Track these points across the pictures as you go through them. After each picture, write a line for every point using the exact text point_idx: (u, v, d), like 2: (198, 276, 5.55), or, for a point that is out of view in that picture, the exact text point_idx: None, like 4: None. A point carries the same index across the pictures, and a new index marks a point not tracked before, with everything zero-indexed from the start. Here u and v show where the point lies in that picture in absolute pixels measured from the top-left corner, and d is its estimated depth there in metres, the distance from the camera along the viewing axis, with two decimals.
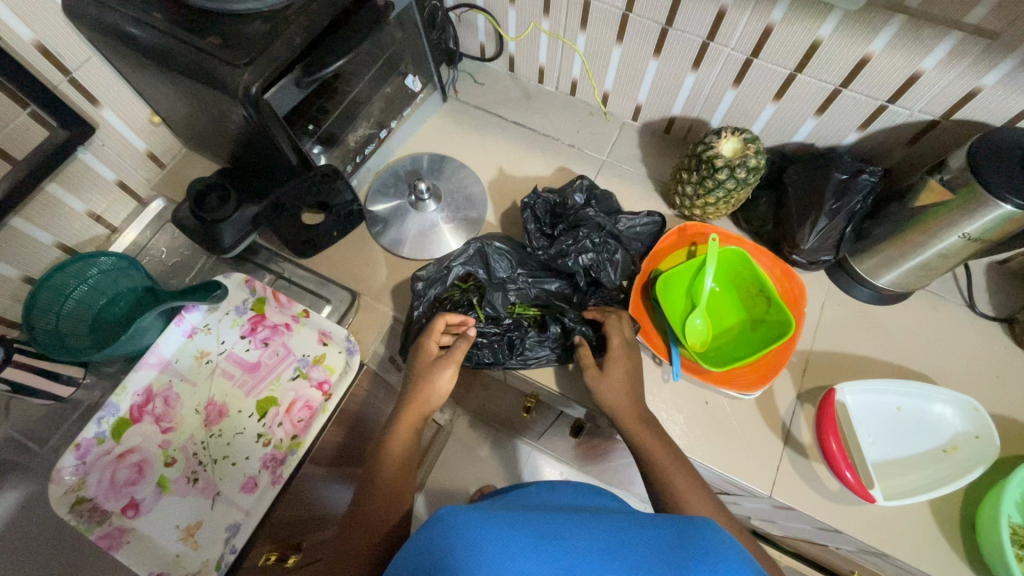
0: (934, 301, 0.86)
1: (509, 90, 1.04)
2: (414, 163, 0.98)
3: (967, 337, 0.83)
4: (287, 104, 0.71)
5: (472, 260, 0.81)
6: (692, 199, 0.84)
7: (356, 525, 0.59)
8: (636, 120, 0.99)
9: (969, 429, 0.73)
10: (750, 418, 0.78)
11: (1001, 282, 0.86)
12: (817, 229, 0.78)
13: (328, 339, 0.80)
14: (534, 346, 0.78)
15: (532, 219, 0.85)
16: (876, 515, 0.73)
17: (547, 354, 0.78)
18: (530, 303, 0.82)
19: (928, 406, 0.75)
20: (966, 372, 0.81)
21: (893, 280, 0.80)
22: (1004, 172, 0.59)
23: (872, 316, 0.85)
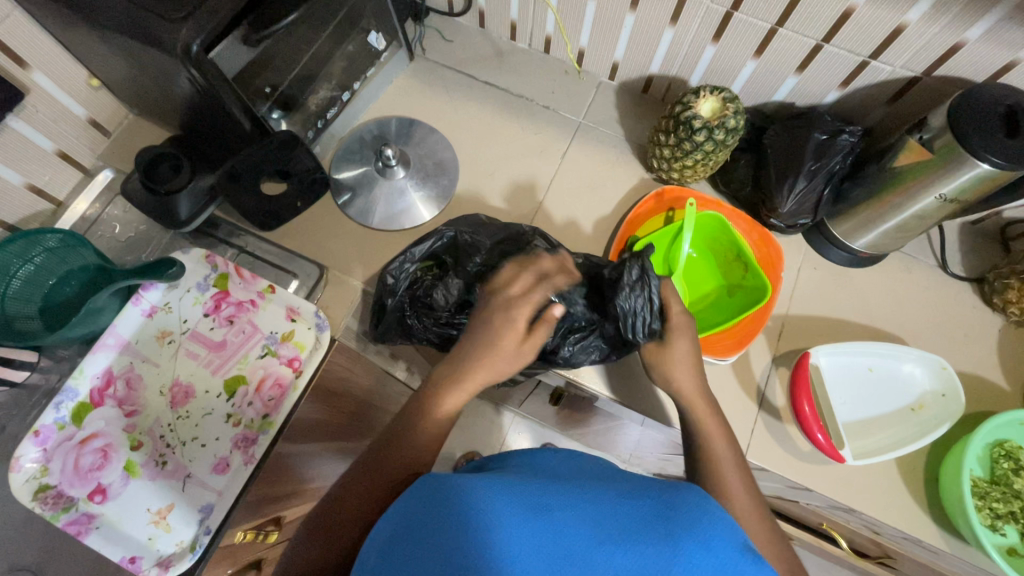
0: (908, 263, 0.86)
1: (480, 48, 0.98)
2: (380, 128, 0.93)
3: (938, 296, 0.84)
4: (236, 64, 0.66)
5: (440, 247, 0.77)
6: (669, 163, 0.81)
7: (356, 484, 0.52)
8: (613, 79, 0.95)
9: (937, 387, 0.74)
10: (726, 382, 0.79)
11: (973, 242, 0.86)
12: (795, 191, 0.77)
13: (296, 315, 0.77)
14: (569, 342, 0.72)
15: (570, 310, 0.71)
16: (844, 472, 0.75)
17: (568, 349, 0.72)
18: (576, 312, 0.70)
19: (898, 365, 0.76)
20: (936, 332, 0.82)
21: (869, 241, 0.79)
22: (983, 130, 0.58)
23: (847, 278, 0.85)
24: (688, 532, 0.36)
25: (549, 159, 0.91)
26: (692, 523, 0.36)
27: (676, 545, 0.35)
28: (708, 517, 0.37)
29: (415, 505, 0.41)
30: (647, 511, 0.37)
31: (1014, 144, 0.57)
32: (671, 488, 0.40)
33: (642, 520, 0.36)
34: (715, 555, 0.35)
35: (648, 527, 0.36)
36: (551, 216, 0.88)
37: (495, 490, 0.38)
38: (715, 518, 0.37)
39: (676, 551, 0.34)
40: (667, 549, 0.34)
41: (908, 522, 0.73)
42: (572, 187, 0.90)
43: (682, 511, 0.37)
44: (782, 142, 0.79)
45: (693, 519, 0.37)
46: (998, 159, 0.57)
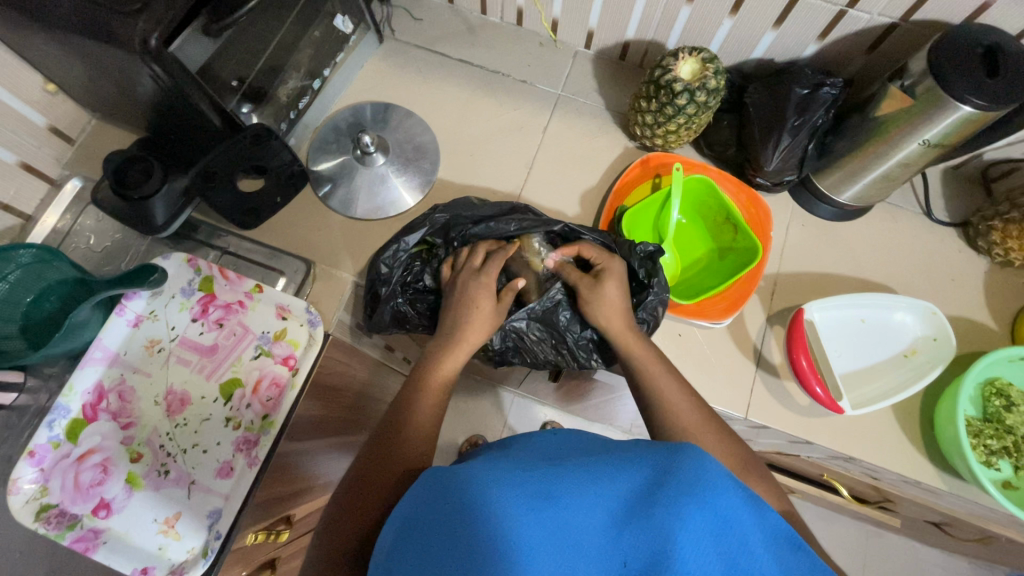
0: (893, 212, 0.87)
1: (450, 25, 0.96)
2: (355, 114, 0.91)
3: (924, 242, 0.85)
4: (198, 59, 0.64)
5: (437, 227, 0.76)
6: (652, 129, 0.81)
7: (363, 461, 0.53)
8: (589, 48, 0.93)
9: (928, 332, 0.75)
10: (722, 344, 0.79)
11: (955, 187, 0.87)
12: (780, 148, 0.76)
13: (287, 313, 0.76)
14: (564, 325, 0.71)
15: (539, 331, 0.71)
16: (843, 423, 0.76)
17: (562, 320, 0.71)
18: (539, 331, 0.71)
19: (889, 315, 0.77)
20: (924, 278, 0.83)
21: (854, 194, 0.80)
22: (964, 72, 0.58)
23: (834, 232, 0.85)
24: (687, 492, 0.35)
25: (530, 135, 0.90)
26: (694, 483, 0.36)
27: (679, 509, 0.34)
28: (705, 473, 0.37)
29: (413, 506, 0.41)
30: (646, 479, 0.37)
31: (997, 83, 0.57)
32: (664, 449, 0.39)
33: (644, 493, 0.36)
34: (716, 512, 0.35)
35: (649, 494, 0.35)
36: (538, 194, 0.87)
37: (498, 481, 0.38)
38: (715, 475, 0.37)
39: (680, 516, 0.34)
40: (671, 514, 0.34)
41: (906, 466, 0.75)
42: (556, 161, 0.88)
43: (682, 471, 0.37)
44: (762, 100, 0.78)
45: (692, 477, 0.36)
46: (980, 100, 0.57)
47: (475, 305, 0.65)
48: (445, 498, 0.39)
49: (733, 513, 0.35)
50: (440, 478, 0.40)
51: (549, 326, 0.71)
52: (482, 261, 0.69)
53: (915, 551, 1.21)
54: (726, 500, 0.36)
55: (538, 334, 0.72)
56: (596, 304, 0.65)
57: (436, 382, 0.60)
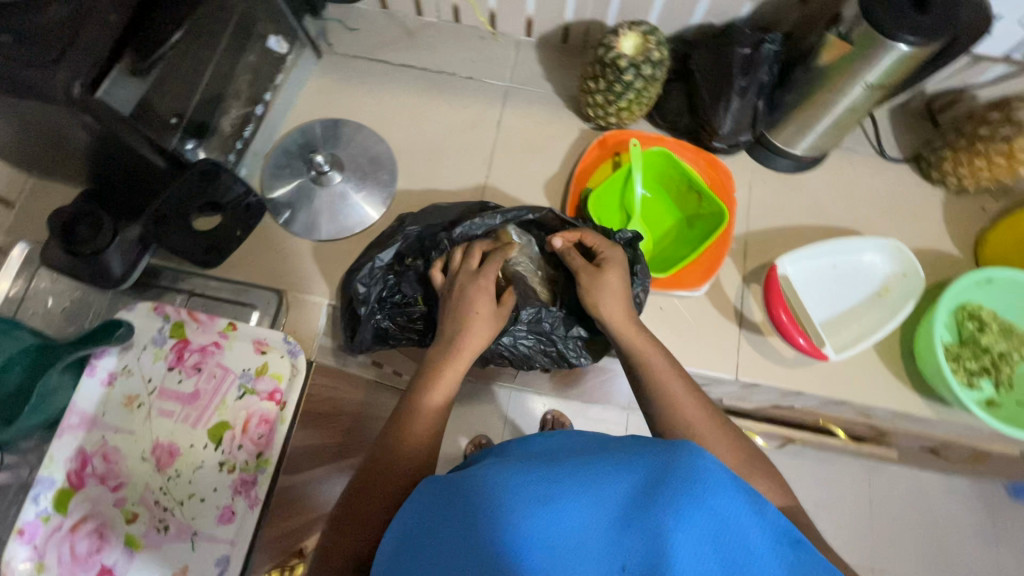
0: (849, 156, 0.88)
1: (387, 31, 0.94)
2: (305, 134, 0.88)
3: (883, 181, 0.87)
4: (131, 100, 0.61)
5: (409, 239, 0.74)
6: (605, 109, 0.80)
7: (363, 480, 0.52)
8: (531, 36, 0.92)
9: (897, 269, 0.78)
10: (705, 310, 0.80)
11: (904, 124, 0.89)
12: (731, 110, 0.77)
13: (265, 346, 0.75)
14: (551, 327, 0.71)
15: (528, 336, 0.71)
16: (830, 368, 0.78)
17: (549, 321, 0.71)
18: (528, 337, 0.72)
19: (859, 258, 0.79)
20: (887, 216, 0.85)
21: (808, 144, 0.81)
22: (895, 11, 0.59)
23: (796, 185, 0.87)
24: (684, 492, 0.35)
25: (485, 130, 0.89)
26: (693, 482, 0.36)
27: (676, 510, 0.34)
28: (704, 471, 0.37)
29: (413, 512, 0.41)
30: (646, 478, 0.37)
31: (924, 18, 0.58)
32: (665, 447, 0.39)
33: (643, 493, 0.36)
34: (714, 509, 0.35)
35: (648, 494, 0.35)
36: (502, 189, 0.86)
37: (497, 486, 0.38)
38: (715, 471, 0.37)
39: (676, 516, 0.34)
40: (667, 515, 0.34)
41: (896, 400, 0.77)
42: (514, 153, 0.88)
43: (680, 469, 0.36)
44: (707, 64, 0.79)
45: (691, 476, 0.36)
46: (913, 37, 0.58)
47: (474, 309, 0.61)
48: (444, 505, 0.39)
49: (730, 510, 0.35)
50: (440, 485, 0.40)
51: (537, 330, 0.71)
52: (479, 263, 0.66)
53: (918, 479, 1.25)
54: (725, 498, 0.36)
55: (527, 339, 0.72)
56: (596, 289, 0.64)
57: (433, 390, 0.57)
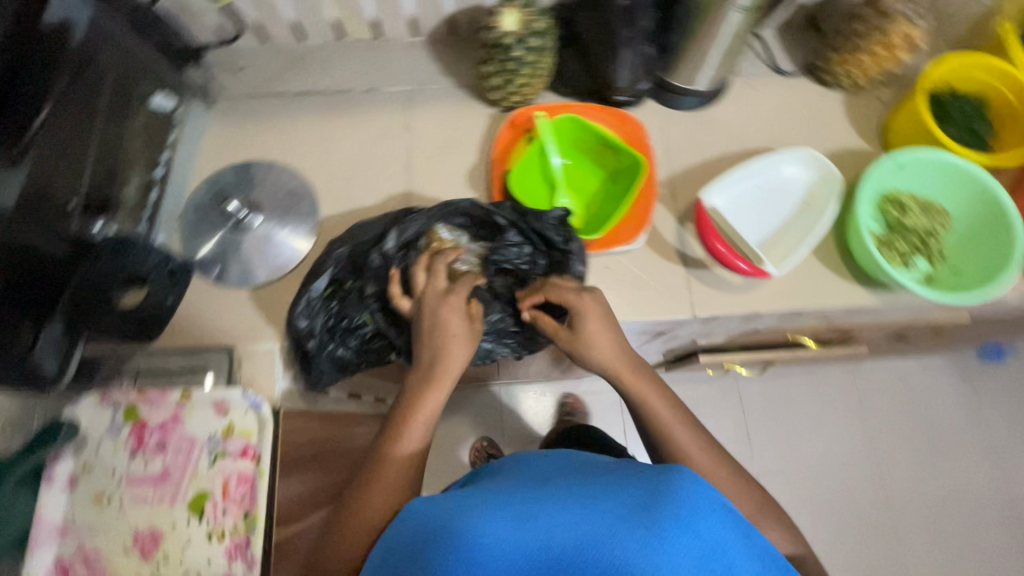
0: (750, 82, 0.91)
1: (275, 62, 0.92)
2: (216, 183, 0.85)
3: (786, 96, 0.90)
4: (11, 193, 0.59)
5: (337, 262, 0.70)
6: (506, 89, 0.80)
7: (354, 509, 0.55)
8: (419, 35, 0.92)
9: (814, 175, 0.81)
10: (651, 259, 0.81)
11: (790, 40, 0.93)
12: (623, 61, 0.78)
13: (226, 407, 0.72)
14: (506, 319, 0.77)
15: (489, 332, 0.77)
16: (779, 284, 0.80)
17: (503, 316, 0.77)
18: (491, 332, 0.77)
19: (779, 173, 0.82)
20: (797, 128, 0.88)
21: (706, 77, 0.84)
22: None
23: (708, 119, 0.89)
24: (671, 512, 0.43)
25: (397, 138, 0.88)
26: (679, 507, 0.44)
27: (662, 532, 0.42)
28: (690, 498, 0.45)
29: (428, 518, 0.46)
30: (636, 501, 0.44)
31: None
32: (657, 477, 0.47)
33: (639, 505, 0.44)
34: (693, 531, 0.43)
35: (641, 512, 0.43)
36: (428, 191, 0.85)
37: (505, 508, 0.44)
38: (697, 497, 0.45)
39: (662, 538, 0.41)
40: (653, 533, 0.41)
41: (845, 298, 0.80)
42: (431, 152, 0.87)
43: (668, 496, 0.44)
44: (591, 23, 0.80)
45: (682, 505, 0.44)
46: None
47: (444, 325, 0.64)
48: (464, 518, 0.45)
49: (708, 530, 0.43)
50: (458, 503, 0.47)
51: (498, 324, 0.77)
52: (444, 280, 0.68)
53: (895, 374, 1.34)
54: (703, 522, 0.44)
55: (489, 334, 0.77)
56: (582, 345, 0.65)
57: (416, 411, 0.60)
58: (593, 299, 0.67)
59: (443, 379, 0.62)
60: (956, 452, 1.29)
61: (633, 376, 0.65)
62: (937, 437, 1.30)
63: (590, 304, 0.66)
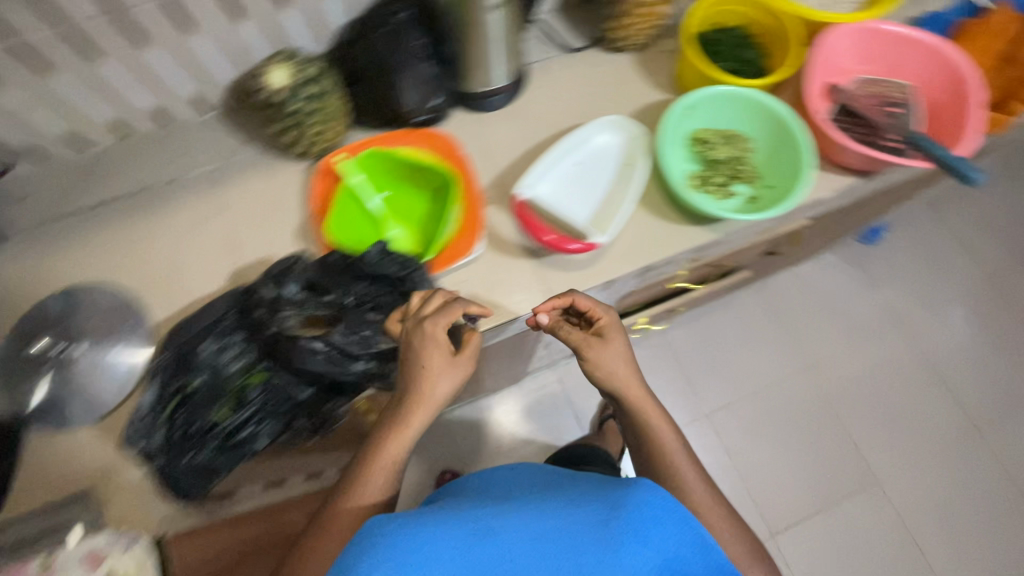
0: (546, 64, 0.94)
1: (62, 180, 0.86)
2: (27, 322, 0.76)
3: (581, 72, 0.94)
4: None
5: (166, 368, 0.69)
6: (306, 141, 0.79)
7: (318, 540, 0.58)
8: (210, 112, 0.89)
9: (622, 136, 0.86)
10: (497, 261, 0.81)
11: (570, 20, 0.97)
12: (401, 86, 0.78)
13: (105, 556, 0.63)
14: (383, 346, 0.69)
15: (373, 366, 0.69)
16: (622, 247, 0.83)
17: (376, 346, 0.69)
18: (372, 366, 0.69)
19: (591, 144, 0.86)
20: (599, 99, 0.93)
21: (497, 76, 0.86)
22: None
23: (516, 113, 0.91)
24: (635, 516, 0.50)
25: (215, 219, 0.84)
26: (644, 515, 0.50)
27: (625, 538, 0.48)
28: (650, 504, 0.52)
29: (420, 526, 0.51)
30: (606, 513, 0.51)
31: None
32: (628, 487, 0.54)
33: (607, 514, 0.51)
34: (648, 534, 0.49)
35: (609, 522, 0.50)
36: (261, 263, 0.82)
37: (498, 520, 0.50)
38: (656, 504, 0.52)
39: (620, 542, 0.48)
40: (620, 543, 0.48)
41: (684, 240, 0.83)
42: (254, 224, 0.84)
43: (635, 504, 0.51)
44: (363, 55, 0.79)
45: (642, 511, 0.51)
46: None
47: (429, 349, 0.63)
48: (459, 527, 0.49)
49: (662, 536, 0.50)
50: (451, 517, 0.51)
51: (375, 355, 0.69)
52: (441, 306, 0.67)
53: (799, 282, 1.64)
54: (660, 530, 0.50)
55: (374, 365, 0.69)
56: (602, 361, 0.71)
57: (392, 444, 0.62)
58: (609, 315, 0.74)
59: (426, 409, 0.62)
60: (863, 328, 1.59)
61: (636, 387, 0.72)
62: (850, 326, 1.59)
63: (612, 317, 0.74)
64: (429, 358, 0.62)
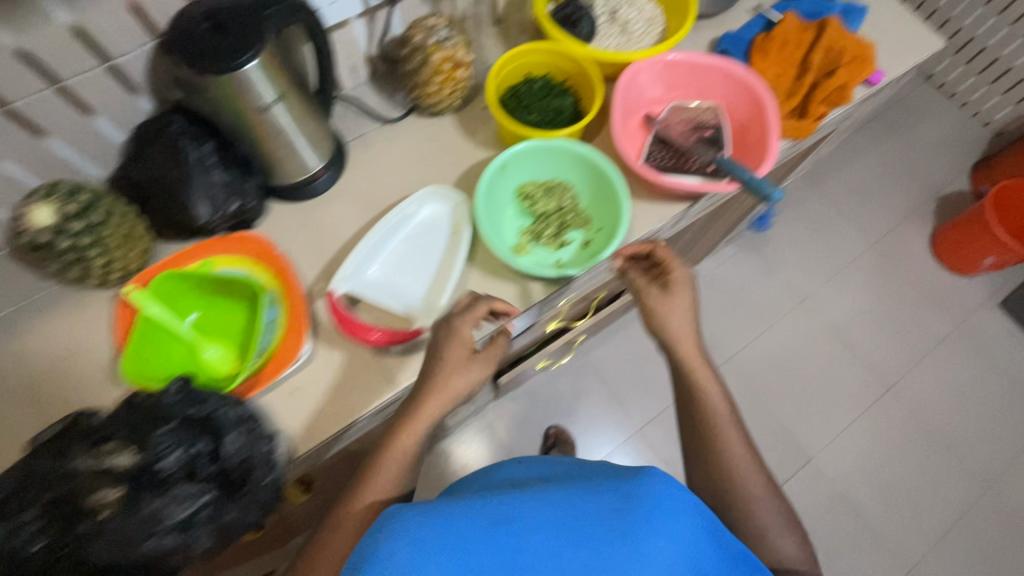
0: (364, 141, 0.92)
1: None
2: None
3: (402, 141, 0.92)
4: None
5: None
6: (96, 270, 0.71)
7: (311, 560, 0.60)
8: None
9: (445, 206, 0.85)
10: (333, 359, 0.77)
11: (383, 89, 0.95)
12: (192, 199, 0.72)
13: None
14: (183, 505, 0.58)
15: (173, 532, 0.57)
16: (463, 318, 0.80)
17: (175, 501, 0.58)
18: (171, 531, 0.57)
19: (414, 220, 0.84)
20: (424, 167, 0.91)
21: (305, 164, 0.82)
22: (214, 46, 0.62)
23: (339, 195, 0.88)
24: (649, 502, 0.52)
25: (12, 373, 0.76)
26: (655, 503, 0.52)
27: (640, 529, 0.51)
28: (662, 496, 0.53)
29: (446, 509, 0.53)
30: (613, 500, 0.53)
31: (198, 59, 0.62)
32: (638, 473, 0.55)
33: (620, 502, 0.53)
34: (664, 520, 0.52)
35: (624, 503, 0.52)
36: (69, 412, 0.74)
37: (517, 503, 0.53)
38: (670, 492, 0.53)
39: (633, 541, 0.50)
40: (635, 534, 0.51)
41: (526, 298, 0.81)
42: (58, 370, 0.76)
43: (641, 491, 0.53)
44: (141, 175, 0.72)
45: (652, 502, 0.52)
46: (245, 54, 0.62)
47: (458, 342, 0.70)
48: (479, 509, 0.53)
49: (677, 515, 0.52)
50: (476, 500, 0.54)
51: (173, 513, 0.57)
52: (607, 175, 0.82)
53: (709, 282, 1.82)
54: (681, 509, 0.53)
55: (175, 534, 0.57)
56: (661, 313, 0.74)
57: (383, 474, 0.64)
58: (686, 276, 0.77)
59: (421, 421, 0.67)
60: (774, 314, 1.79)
61: (690, 340, 0.74)
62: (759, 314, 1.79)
63: (683, 274, 0.77)
64: (450, 351, 0.69)
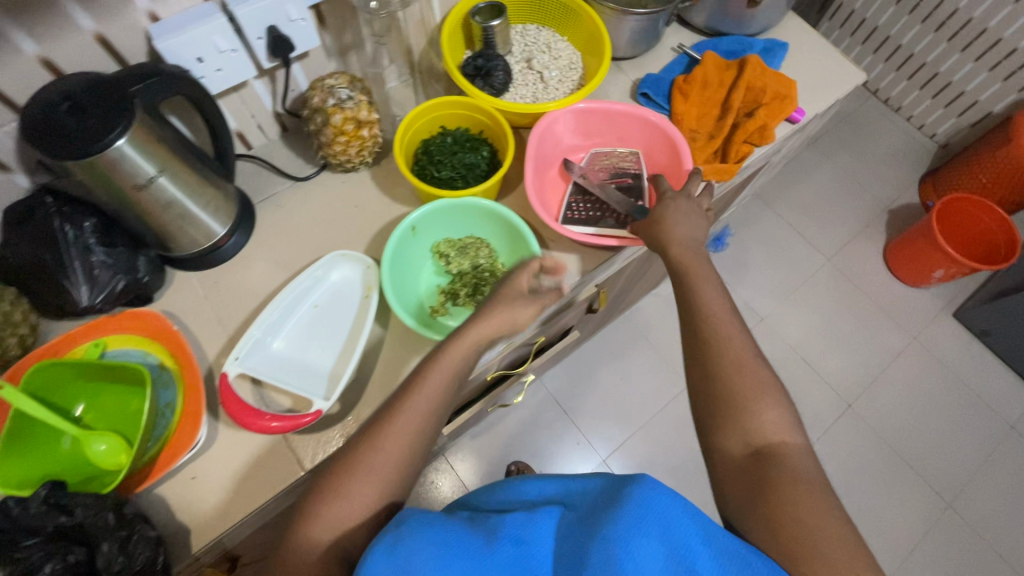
0: (273, 202, 0.88)
1: None
2: None
3: (314, 200, 0.89)
4: None
5: None
6: None
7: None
8: None
9: (355, 272, 0.81)
10: (236, 440, 0.73)
11: (294, 147, 0.92)
12: (70, 284, 0.68)
13: None
14: None
15: None
16: (376, 388, 0.77)
17: None
18: None
19: (321, 290, 0.80)
20: (337, 226, 0.87)
21: (204, 233, 0.78)
22: (72, 129, 0.57)
23: (246, 261, 0.84)
24: (636, 507, 0.45)
25: None
26: (645, 511, 0.45)
27: (628, 533, 0.44)
28: (652, 501, 0.45)
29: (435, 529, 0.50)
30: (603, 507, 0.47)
31: (39, 141, 0.57)
32: (625, 481, 0.48)
33: (607, 505, 0.47)
34: (654, 527, 0.44)
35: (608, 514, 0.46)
36: None
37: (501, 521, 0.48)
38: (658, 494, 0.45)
39: (625, 540, 0.43)
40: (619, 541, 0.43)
41: None
42: None
43: (629, 497, 0.46)
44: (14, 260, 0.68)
45: (643, 508, 0.45)
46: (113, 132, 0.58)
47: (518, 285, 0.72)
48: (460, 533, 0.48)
49: (671, 523, 0.44)
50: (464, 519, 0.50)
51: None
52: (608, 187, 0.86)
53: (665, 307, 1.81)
54: (675, 521, 0.45)
55: None
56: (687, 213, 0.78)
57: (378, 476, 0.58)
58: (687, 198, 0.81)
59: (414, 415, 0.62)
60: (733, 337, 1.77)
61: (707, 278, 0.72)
62: None
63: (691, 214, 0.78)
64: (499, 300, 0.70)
